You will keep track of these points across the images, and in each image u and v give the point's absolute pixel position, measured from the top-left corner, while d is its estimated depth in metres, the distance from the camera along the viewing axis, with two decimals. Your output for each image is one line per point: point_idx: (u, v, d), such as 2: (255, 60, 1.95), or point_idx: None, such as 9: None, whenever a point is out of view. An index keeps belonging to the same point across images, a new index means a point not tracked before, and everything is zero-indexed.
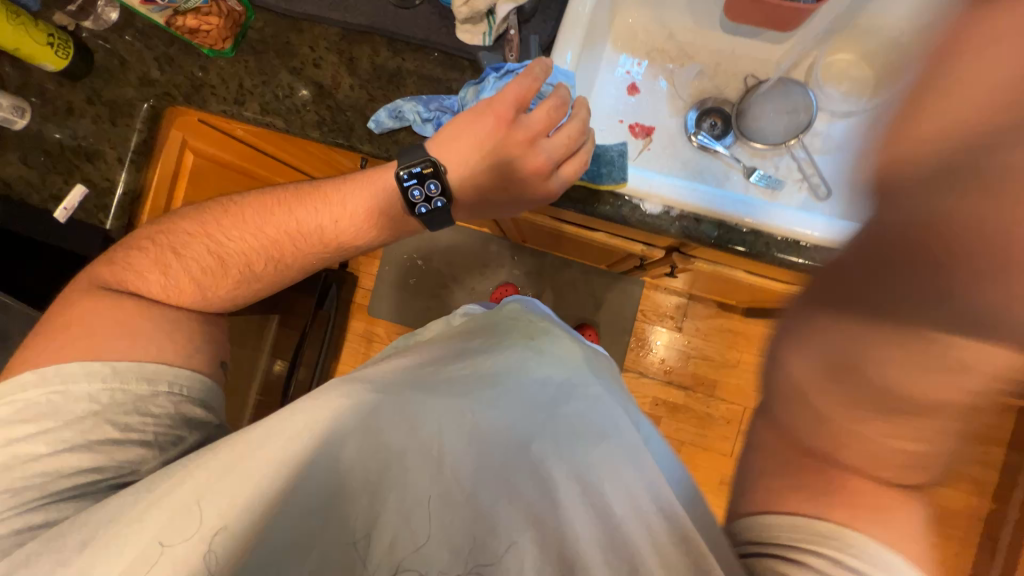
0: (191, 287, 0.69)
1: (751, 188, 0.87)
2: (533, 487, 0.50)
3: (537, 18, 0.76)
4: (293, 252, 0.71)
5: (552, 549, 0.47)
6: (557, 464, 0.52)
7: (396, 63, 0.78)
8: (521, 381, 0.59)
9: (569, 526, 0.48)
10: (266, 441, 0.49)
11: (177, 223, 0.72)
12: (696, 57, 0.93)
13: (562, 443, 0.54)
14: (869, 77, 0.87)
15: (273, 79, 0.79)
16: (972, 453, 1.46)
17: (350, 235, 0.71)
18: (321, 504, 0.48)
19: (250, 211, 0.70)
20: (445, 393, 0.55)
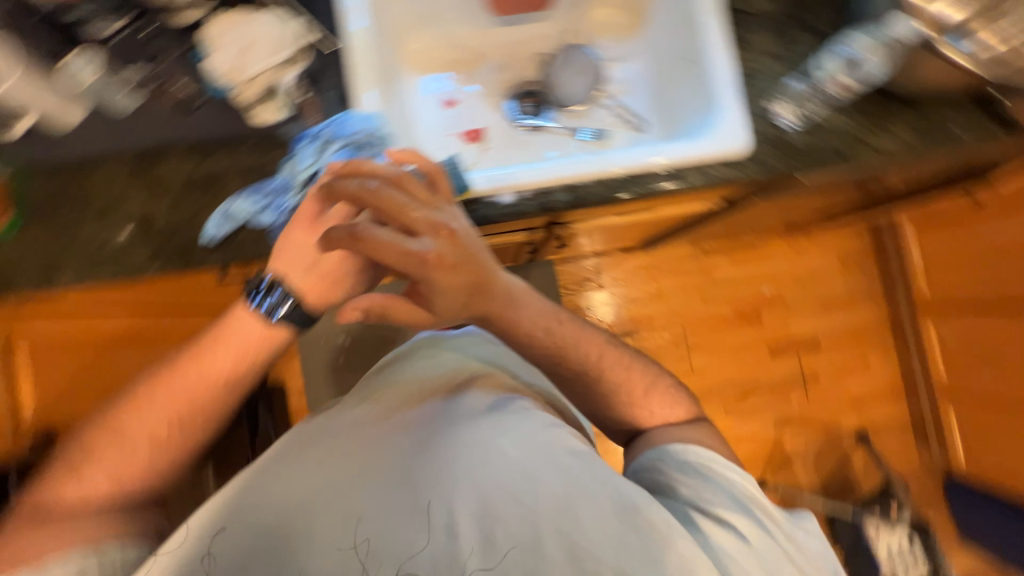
0: (105, 489, 0.62)
1: (584, 145, 0.96)
2: (446, 464, 0.60)
3: (326, 77, 0.76)
4: (200, 408, 0.65)
5: (467, 508, 0.57)
6: (465, 441, 0.62)
7: (206, 167, 0.74)
8: (428, 395, 0.70)
9: (480, 484, 0.58)
10: (213, 505, 0.61)
11: (77, 433, 0.66)
12: (488, 55, 1.00)
13: (466, 423, 0.65)
14: (629, 21, 0.99)
15: (79, 234, 0.72)
16: (851, 276, 1.83)
17: (249, 361, 0.67)
18: (259, 540, 0.57)
19: (142, 387, 0.66)
20: (365, 422, 0.67)
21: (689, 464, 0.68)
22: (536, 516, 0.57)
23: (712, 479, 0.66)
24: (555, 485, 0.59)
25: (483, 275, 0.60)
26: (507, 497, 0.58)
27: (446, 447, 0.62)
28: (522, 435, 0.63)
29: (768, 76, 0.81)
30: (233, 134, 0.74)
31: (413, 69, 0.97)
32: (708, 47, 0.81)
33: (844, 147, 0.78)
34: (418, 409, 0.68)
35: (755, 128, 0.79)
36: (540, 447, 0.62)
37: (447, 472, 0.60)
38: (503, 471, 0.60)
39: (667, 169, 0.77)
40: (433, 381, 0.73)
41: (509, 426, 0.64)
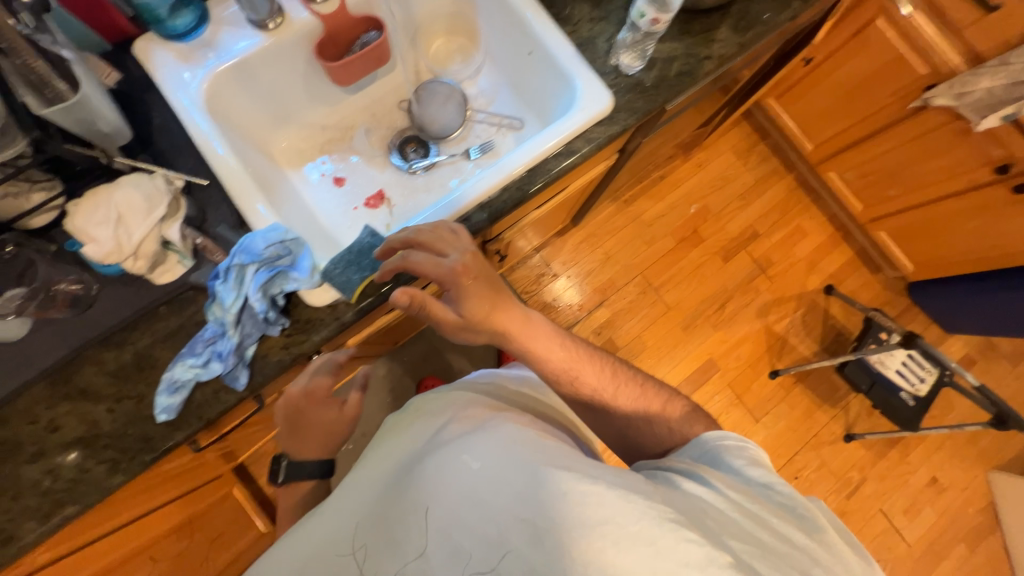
0: None
1: (479, 162, 1.00)
2: (418, 491, 0.58)
3: (211, 213, 0.73)
4: None
5: (434, 531, 0.55)
6: (429, 475, 0.59)
7: (129, 352, 0.70)
8: (400, 443, 0.67)
9: (447, 503, 0.56)
10: None
11: None
12: (355, 123, 1.01)
13: (431, 456, 0.61)
14: (464, 41, 1.04)
15: (21, 485, 0.65)
16: (755, 164, 2.01)
17: None
18: None
19: None
20: (353, 477, 0.65)
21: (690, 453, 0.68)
22: (497, 520, 0.53)
23: (721, 460, 0.65)
24: (516, 481, 0.55)
25: (507, 315, 0.68)
26: (471, 515, 0.54)
27: (414, 473, 0.60)
28: (487, 443, 0.59)
29: (599, 38, 0.88)
30: (144, 308, 0.69)
31: (291, 167, 0.96)
32: (541, 35, 0.87)
33: (687, 68, 0.87)
34: (389, 461, 0.65)
35: (613, 85, 0.86)
36: (503, 450, 0.58)
37: (416, 500, 0.57)
38: (465, 486, 0.56)
39: (556, 150, 0.82)
40: (413, 416, 0.70)
41: (473, 440, 0.61)
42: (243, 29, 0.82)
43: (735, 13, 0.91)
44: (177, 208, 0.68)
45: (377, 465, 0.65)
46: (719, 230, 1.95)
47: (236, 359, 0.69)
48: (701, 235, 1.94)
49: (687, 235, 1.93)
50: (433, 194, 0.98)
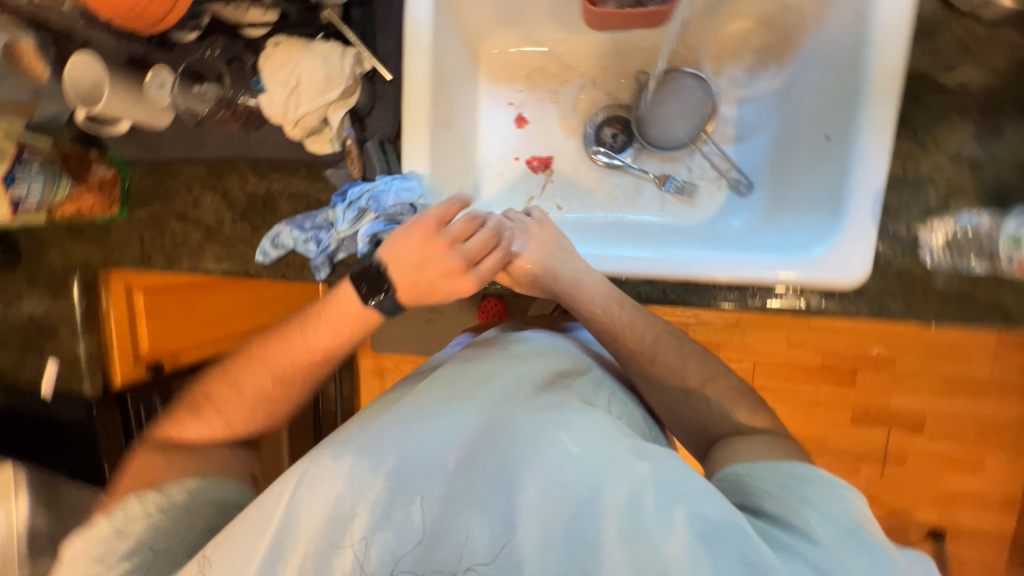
0: (210, 438, 0.65)
1: (666, 199, 0.81)
2: (502, 459, 0.52)
3: (377, 110, 0.68)
4: (292, 381, 0.65)
5: (532, 507, 0.49)
6: (521, 441, 0.52)
7: (265, 187, 0.76)
8: (482, 384, 0.58)
9: (540, 481, 0.50)
10: (235, 529, 0.51)
11: (175, 405, 0.68)
12: (578, 67, 0.83)
13: (525, 425, 0.53)
14: (773, 44, 0.74)
15: (166, 230, 0.82)
16: None
17: (336, 344, 0.64)
18: (279, 551, 0.49)
19: (242, 373, 0.65)
20: (430, 406, 0.56)
21: (769, 482, 0.51)
22: (597, 527, 0.47)
23: (809, 499, 0.48)
24: (619, 479, 0.48)
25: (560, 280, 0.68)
26: (567, 511, 0.48)
27: (508, 444, 0.52)
28: (591, 427, 0.52)
29: (936, 184, 0.57)
30: (289, 161, 0.73)
31: (487, 77, 0.85)
32: (862, 133, 0.58)
33: (1011, 306, 0.56)
34: (467, 391, 0.57)
35: (888, 258, 0.59)
36: (609, 440, 0.51)
37: (506, 461, 0.51)
38: (562, 470, 0.50)
39: (737, 286, 0.64)
40: (490, 356, 0.63)
41: (569, 423, 0.53)
42: None
43: None
44: (350, 96, 0.66)
45: (455, 397, 0.57)
46: None
47: (326, 258, 0.73)
48: (854, 380, 1.39)
49: (839, 368, 1.39)
50: (593, 197, 0.84)
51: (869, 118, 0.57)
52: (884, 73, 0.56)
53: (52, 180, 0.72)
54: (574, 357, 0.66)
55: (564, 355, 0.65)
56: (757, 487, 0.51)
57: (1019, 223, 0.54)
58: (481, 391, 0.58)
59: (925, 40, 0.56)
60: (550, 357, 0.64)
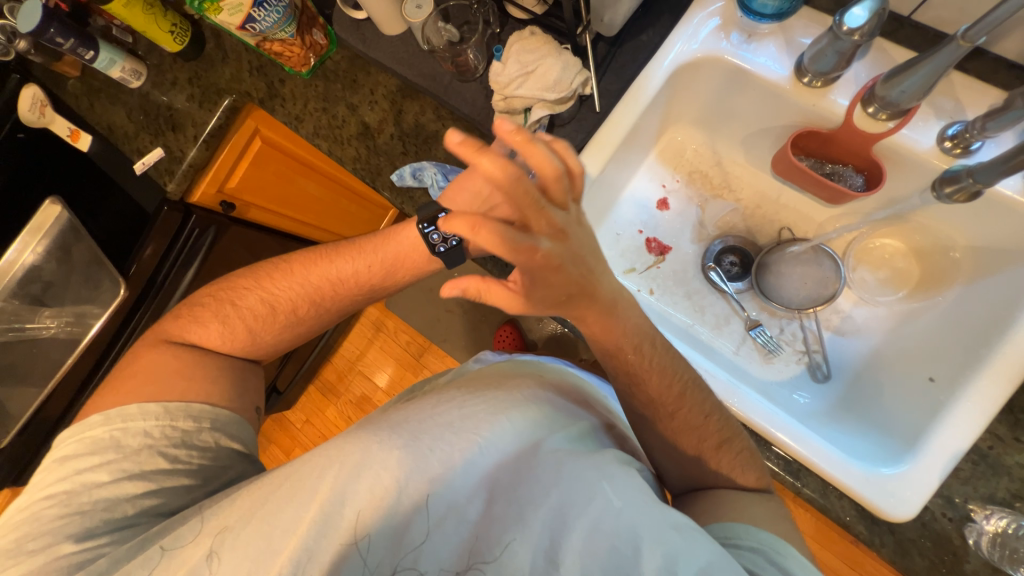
0: (245, 333, 0.72)
1: (747, 342, 0.83)
2: (543, 489, 0.51)
3: (571, 127, 0.75)
4: (332, 297, 0.73)
5: (576, 540, 0.47)
6: (565, 468, 0.53)
7: (435, 126, 0.82)
8: (538, 409, 0.59)
9: (581, 521, 0.48)
10: (299, 472, 0.52)
11: (234, 279, 0.75)
12: (738, 192, 0.90)
13: (569, 456, 0.54)
14: (912, 274, 0.78)
15: (331, 108, 0.88)
16: None
17: (381, 280, 0.73)
18: (338, 503, 0.49)
19: (297, 262, 0.74)
20: (488, 414, 0.57)
21: (752, 543, 0.51)
22: None
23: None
24: (654, 530, 0.47)
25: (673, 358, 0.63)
26: (610, 564, 0.46)
27: (552, 465, 0.53)
28: (629, 484, 0.51)
29: (1011, 478, 0.58)
30: (472, 119, 0.79)
31: (657, 155, 0.91)
32: (964, 395, 0.60)
33: None
34: (523, 407, 0.59)
35: (933, 512, 0.60)
36: (646, 496, 0.51)
37: (548, 497, 0.50)
38: (600, 519, 0.48)
39: (790, 456, 0.64)
40: (543, 397, 0.62)
41: (602, 467, 0.53)
42: (788, 57, 0.70)
43: None
44: (562, 104, 0.72)
45: (512, 408, 0.58)
46: None
47: None
48: None
49: None
50: (685, 302, 0.87)
51: (978, 386, 0.59)
52: (1014, 358, 0.59)
53: (283, 22, 0.78)
54: (593, 418, 0.64)
55: (591, 414, 0.65)
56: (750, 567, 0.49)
57: None
58: (525, 421, 0.57)
59: None
60: (584, 412, 0.63)
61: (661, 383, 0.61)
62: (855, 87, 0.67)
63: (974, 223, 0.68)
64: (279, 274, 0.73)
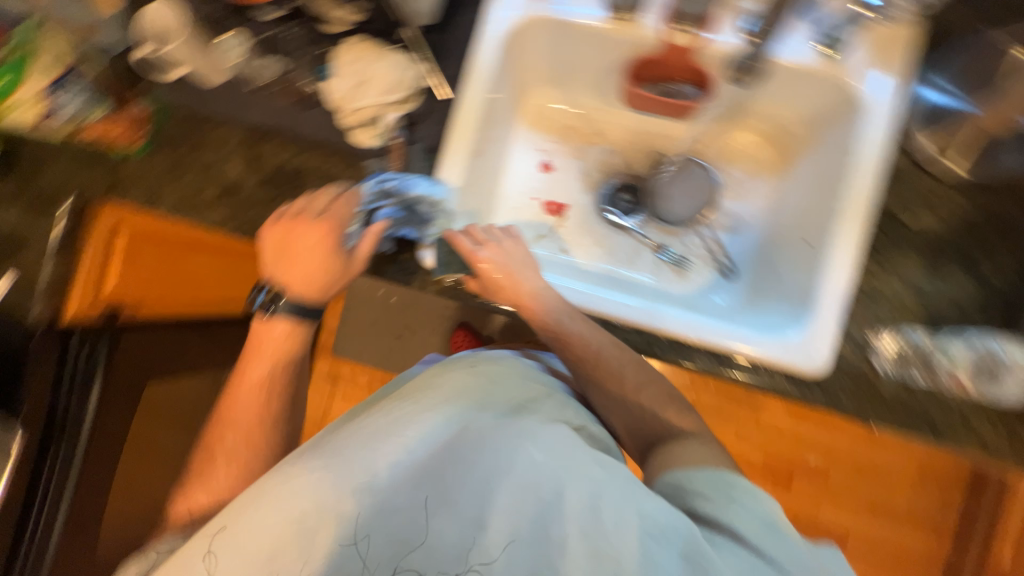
0: (233, 470, 0.71)
1: (660, 266, 0.88)
2: (471, 467, 0.51)
3: (426, 121, 0.75)
4: (276, 387, 0.74)
5: (504, 505, 0.49)
6: (494, 441, 0.52)
7: (297, 162, 0.79)
8: (461, 390, 0.58)
9: (509, 487, 0.50)
10: (221, 519, 0.50)
11: (197, 452, 0.75)
12: (607, 135, 0.94)
13: (497, 429, 0.54)
14: (771, 158, 0.86)
15: (183, 177, 0.83)
16: (926, 497, 1.55)
17: (292, 340, 0.73)
18: (259, 540, 0.48)
19: (232, 389, 0.75)
20: (410, 413, 0.54)
21: (702, 485, 0.55)
22: (560, 527, 0.48)
23: (738, 502, 0.53)
24: (579, 480, 0.50)
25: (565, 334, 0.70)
26: (537, 515, 0.49)
27: (480, 443, 0.53)
28: (557, 440, 0.53)
29: (890, 302, 0.66)
30: (331, 144, 0.77)
31: (526, 123, 0.93)
32: (832, 247, 0.68)
33: (941, 421, 0.64)
34: (446, 394, 0.57)
35: (844, 355, 0.67)
36: (572, 448, 0.53)
37: (472, 472, 0.51)
38: (524, 478, 0.50)
39: (719, 354, 0.68)
40: (472, 381, 0.60)
41: (531, 431, 0.53)
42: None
43: None
44: (409, 101, 0.73)
45: (434, 398, 0.56)
46: (812, 503, 1.59)
47: None
48: (791, 484, 1.59)
49: (777, 471, 1.58)
50: (596, 249, 0.91)
51: (839, 234, 0.68)
52: (858, 201, 0.68)
53: (91, 100, 0.78)
54: (532, 384, 0.63)
55: (534, 384, 0.63)
56: (703, 501, 0.54)
57: (953, 342, 0.62)
58: (451, 409, 0.55)
59: (892, 182, 0.68)
60: (514, 380, 0.62)
61: (598, 341, 0.67)
62: (660, 12, 0.74)
63: (799, 99, 0.77)
64: (226, 408, 0.74)
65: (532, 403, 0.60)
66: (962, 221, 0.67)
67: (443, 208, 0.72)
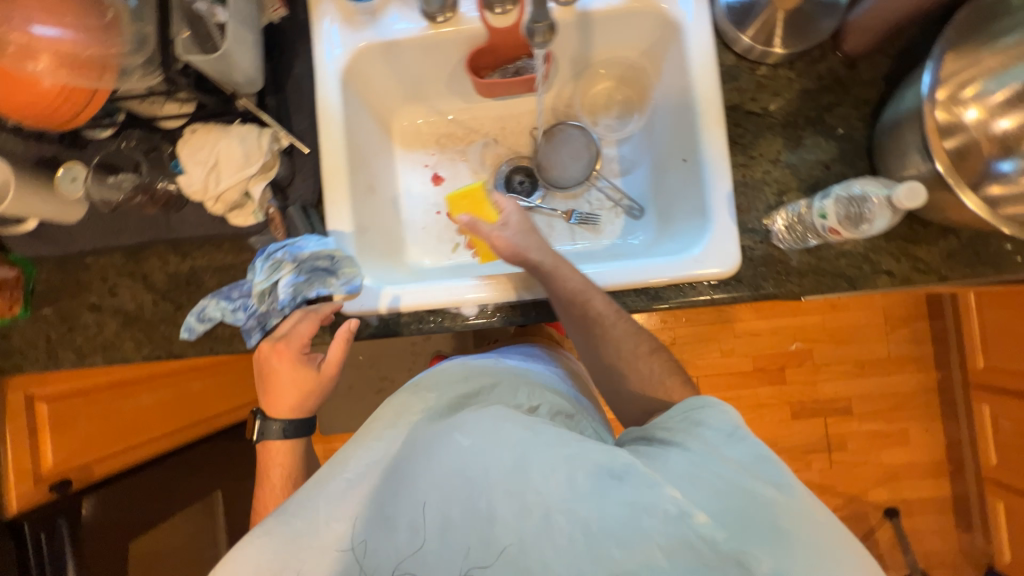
0: None
1: (575, 230, 0.91)
2: (414, 479, 0.53)
3: (296, 181, 0.75)
4: None
5: (448, 501, 0.51)
6: (431, 448, 0.55)
7: (188, 265, 0.77)
8: (396, 414, 0.61)
9: (448, 483, 0.52)
10: None
11: None
12: (481, 129, 0.96)
13: (434, 436, 0.57)
14: (632, 96, 0.90)
15: (77, 323, 0.79)
16: (900, 336, 1.66)
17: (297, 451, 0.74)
18: None
19: None
20: (350, 452, 0.57)
21: (673, 419, 0.56)
22: (501, 500, 0.50)
23: (704, 425, 0.53)
24: (509, 450, 0.52)
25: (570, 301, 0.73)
26: (479, 499, 0.50)
27: (418, 454, 0.55)
28: (487, 424, 0.55)
29: (770, 185, 0.71)
30: (213, 236, 0.75)
31: (402, 146, 0.94)
32: (703, 156, 0.71)
33: (852, 271, 0.69)
34: (382, 422, 0.60)
35: (749, 247, 0.71)
36: (501, 426, 0.55)
37: (414, 482, 0.53)
38: (456, 466, 0.52)
39: (644, 289, 0.72)
40: (406, 402, 0.63)
41: (466, 426, 0.56)
42: (412, 11, 0.77)
43: (963, 237, 0.68)
44: (269, 169, 0.71)
45: (371, 430, 0.59)
46: (808, 384, 1.68)
47: (257, 321, 0.73)
48: (785, 376, 1.67)
49: (769, 368, 1.67)
50: None
51: (705, 143, 0.71)
52: (709, 107, 0.71)
53: None
54: (468, 385, 0.66)
55: (476, 380, 0.67)
56: (667, 432, 0.55)
57: (822, 198, 0.62)
58: (388, 433, 0.58)
59: (730, 81, 0.73)
60: (450, 387, 0.65)
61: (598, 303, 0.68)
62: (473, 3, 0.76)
63: (629, 36, 0.81)
64: None
65: (469, 401, 0.63)
66: (800, 91, 0.72)
67: (343, 255, 0.70)
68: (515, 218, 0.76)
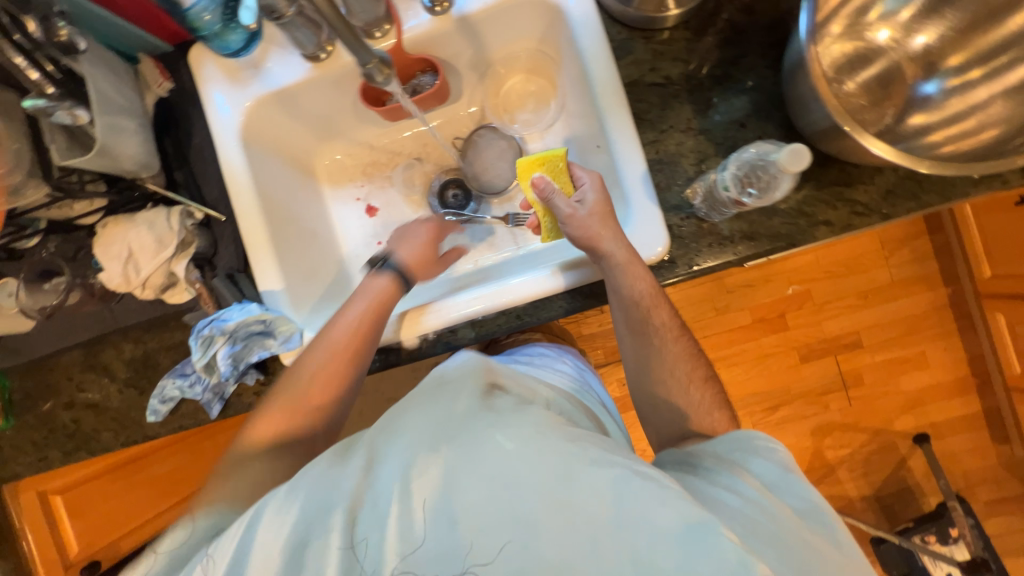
0: None
1: (517, 232, 0.86)
2: (445, 475, 0.45)
3: (220, 250, 0.76)
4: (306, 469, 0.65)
5: (482, 513, 0.43)
6: (472, 441, 0.46)
7: (141, 349, 0.79)
8: (427, 396, 0.52)
9: (483, 494, 0.43)
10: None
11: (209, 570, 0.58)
12: (403, 151, 0.93)
13: (472, 425, 0.47)
14: (544, 85, 0.86)
15: (55, 423, 0.82)
16: (902, 258, 1.58)
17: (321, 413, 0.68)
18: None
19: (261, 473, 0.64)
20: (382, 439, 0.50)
21: (722, 448, 0.55)
22: (546, 520, 0.42)
23: (753, 460, 0.52)
24: (568, 472, 0.44)
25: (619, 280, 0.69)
26: (520, 515, 0.42)
27: (456, 448, 0.46)
28: (534, 430, 0.47)
29: (686, 156, 0.68)
30: (156, 318, 0.77)
31: (329, 184, 0.93)
32: (612, 138, 0.67)
33: (787, 229, 0.65)
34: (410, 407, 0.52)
35: (676, 226, 0.68)
36: (557, 439, 0.46)
37: (441, 481, 0.45)
38: (499, 472, 0.44)
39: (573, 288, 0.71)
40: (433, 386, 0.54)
41: (518, 426, 0.47)
42: (293, 55, 0.76)
43: (899, 172, 0.64)
44: (188, 246, 0.73)
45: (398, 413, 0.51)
46: (813, 326, 1.62)
47: (214, 393, 0.75)
48: (788, 322, 1.62)
49: (768, 318, 1.62)
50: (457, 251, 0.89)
51: (611, 124, 0.67)
52: (608, 87, 0.67)
53: None
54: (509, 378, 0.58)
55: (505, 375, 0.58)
56: (715, 463, 0.53)
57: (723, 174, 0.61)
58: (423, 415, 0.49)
59: (626, 56, 0.70)
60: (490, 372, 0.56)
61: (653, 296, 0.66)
62: None
63: (520, 27, 0.78)
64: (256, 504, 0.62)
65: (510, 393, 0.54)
66: (701, 50, 0.68)
67: (273, 316, 0.71)
68: (593, 194, 0.68)
